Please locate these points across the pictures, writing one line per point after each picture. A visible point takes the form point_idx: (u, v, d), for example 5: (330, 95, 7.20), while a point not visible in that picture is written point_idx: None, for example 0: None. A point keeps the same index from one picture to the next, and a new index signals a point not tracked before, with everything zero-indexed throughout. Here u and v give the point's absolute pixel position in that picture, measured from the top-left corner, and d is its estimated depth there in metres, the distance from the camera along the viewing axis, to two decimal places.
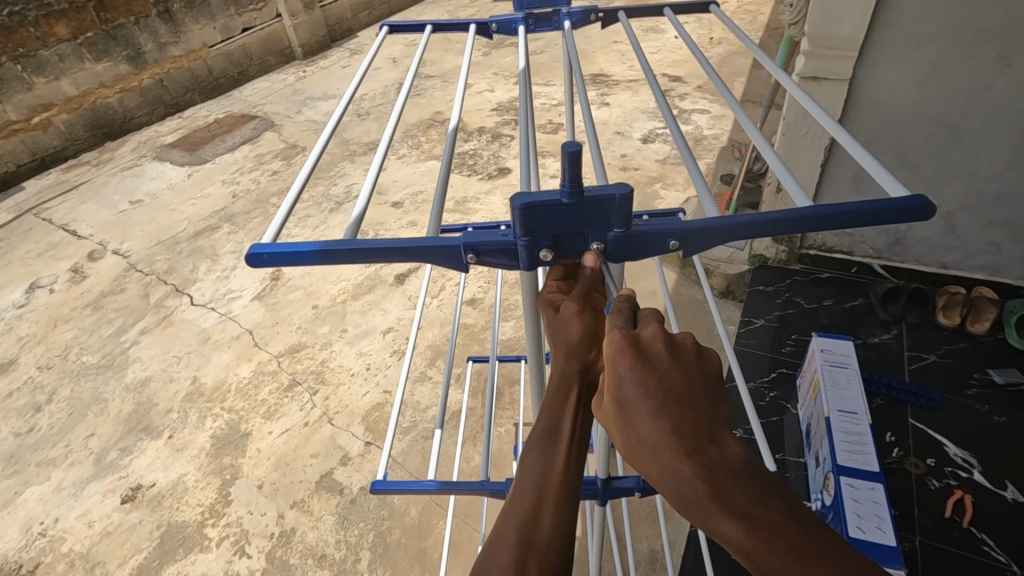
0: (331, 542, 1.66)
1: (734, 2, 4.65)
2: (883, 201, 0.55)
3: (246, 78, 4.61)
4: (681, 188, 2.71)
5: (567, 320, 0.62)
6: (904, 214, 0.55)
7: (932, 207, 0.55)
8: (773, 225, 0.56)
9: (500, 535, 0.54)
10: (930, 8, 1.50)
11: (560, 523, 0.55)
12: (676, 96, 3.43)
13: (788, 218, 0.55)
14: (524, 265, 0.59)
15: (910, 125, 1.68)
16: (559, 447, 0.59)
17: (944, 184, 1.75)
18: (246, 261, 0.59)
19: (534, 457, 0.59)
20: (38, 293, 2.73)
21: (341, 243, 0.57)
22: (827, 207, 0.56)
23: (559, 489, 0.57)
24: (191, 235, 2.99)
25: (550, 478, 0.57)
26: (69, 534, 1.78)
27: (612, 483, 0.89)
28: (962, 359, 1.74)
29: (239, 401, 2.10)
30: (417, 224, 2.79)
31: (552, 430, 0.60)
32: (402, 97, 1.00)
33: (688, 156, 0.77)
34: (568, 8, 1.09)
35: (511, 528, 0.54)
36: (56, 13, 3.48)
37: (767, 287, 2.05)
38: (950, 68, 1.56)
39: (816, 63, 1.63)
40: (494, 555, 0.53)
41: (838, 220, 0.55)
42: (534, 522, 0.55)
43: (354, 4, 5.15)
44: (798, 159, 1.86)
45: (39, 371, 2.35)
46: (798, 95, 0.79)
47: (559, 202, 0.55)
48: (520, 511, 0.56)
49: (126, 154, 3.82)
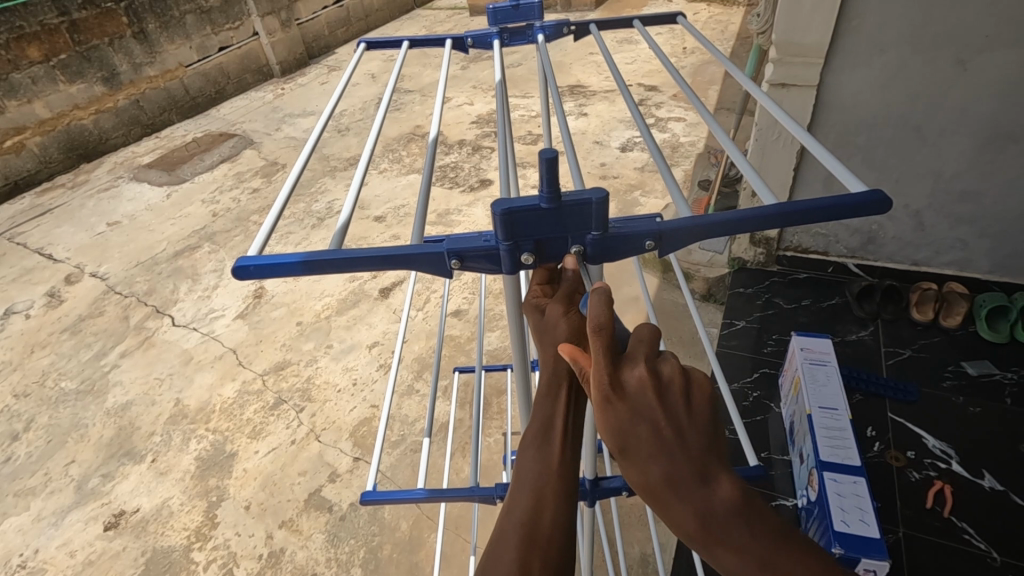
0: (321, 560, 1.64)
1: (706, 12, 4.76)
2: (849, 197, 0.58)
3: (224, 97, 4.60)
4: (660, 195, 2.76)
5: (555, 322, 0.62)
6: (866, 209, 0.58)
7: (888, 202, 0.57)
8: (745, 223, 0.58)
9: (503, 535, 0.56)
10: (890, 15, 1.55)
11: (561, 513, 0.57)
12: (652, 105, 3.49)
13: (760, 216, 0.57)
14: (506, 270, 0.60)
15: (877, 127, 1.74)
16: (553, 446, 0.60)
17: (912, 184, 1.81)
18: (232, 275, 0.60)
19: (531, 458, 0.60)
20: (13, 319, 2.68)
21: (327, 253, 0.58)
22: (792, 203, 0.58)
23: (557, 486, 0.58)
24: (171, 255, 2.95)
25: (547, 477, 0.58)
26: (50, 564, 1.74)
27: (600, 483, 0.90)
28: (936, 353, 1.78)
29: (224, 421, 2.07)
30: (400, 238, 2.79)
31: (545, 428, 0.61)
32: (382, 112, 1.01)
33: (662, 165, 0.79)
34: (541, 22, 1.11)
35: (513, 528, 0.56)
36: (28, 36, 3.45)
37: (747, 289, 2.09)
38: (911, 72, 1.62)
39: (785, 70, 1.69)
40: (499, 552, 0.55)
41: (806, 216, 0.58)
42: (536, 520, 0.56)
43: (331, 21, 5.18)
44: (771, 164, 1.91)
45: (16, 399, 2.29)
46: (766, 102, 0.82)
47: (538, 206, 0.56)
48: (521, 509, 0.57)
49: (102, 176, 3.78)
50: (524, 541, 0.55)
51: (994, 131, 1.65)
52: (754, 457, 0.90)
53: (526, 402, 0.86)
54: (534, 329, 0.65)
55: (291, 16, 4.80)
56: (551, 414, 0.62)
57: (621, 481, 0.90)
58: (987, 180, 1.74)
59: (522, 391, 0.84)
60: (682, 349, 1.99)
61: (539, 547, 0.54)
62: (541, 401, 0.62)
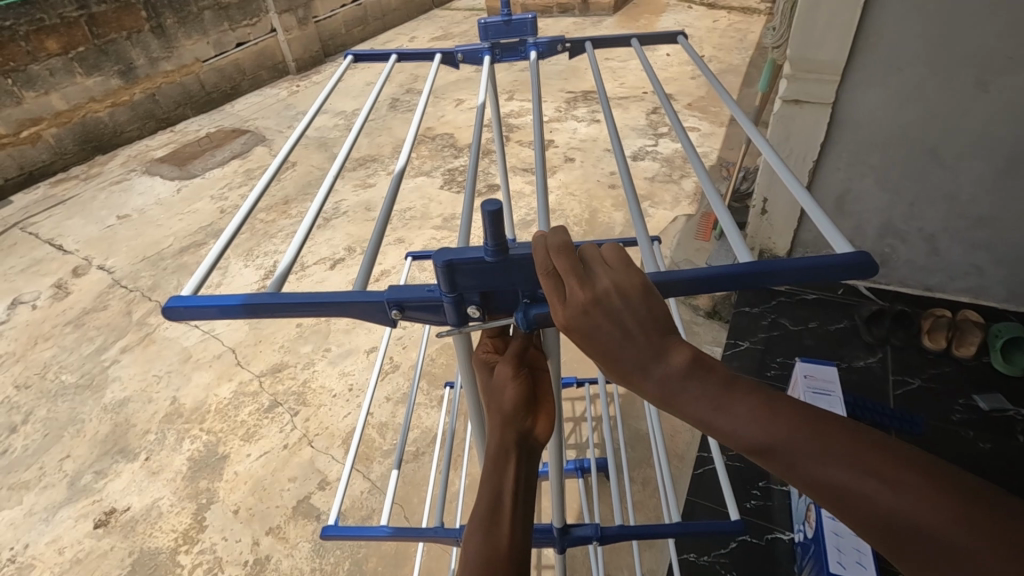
0: (306, 570, 1.62)
1: (725, 20, 4.69)
2: (830, 257, 0.56)
3: (239, 93, 4.62)
4: (668, 206, 2.71)
5: (503, 381, 0.70)
6: (847, 271, 0.55)
7: (874, 264, 0.55)
8: (713, 280, 0.57)
9: None
10: (909, 32, 1.49)
11: (515, 535, 0.65)
12: (666, 113, 3.44)
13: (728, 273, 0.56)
14: (453, 322, 0.63)
15: (891, 148, 1.68)
16: (502, 523, 0.65)
17: (926, 207, 1.75)
18: (165, 313, 0.62)
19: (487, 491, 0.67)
20: (19, 310, 2.70)
21: (266, 297, 0.60)
22: (765, 261, 0.57)
23: (503, 563, 0.63)
24: (177, 251, 2.96)
25: (494, 560, 0.63)
26: (39, 560, 1.74)
27: (568, 532, 0.94)
28: (946, 384, 1.72)
29: (219, 423, 2.07)
30: (404, 240, 2.77)
31: (495, 507, 0.66)
32: (353, 138, 1.03)
33: (636, 203, 0.76)
34: (534, 38, 1.08)
35: None
36: (48, 29, 3.48)
37: (752, 309, 2.03)
38: (929, 92, 1.56)
39: (798, 87, 1.65)
40: None
41: (780, 275, 0.56)
42: None
43: (348, 19, 5.18)
44: (781, 181, 1.86)
45: (17, 390, 2.31)
46: (765, 147, 0.79)
47: (483, 258, 0.58)
48: (477, 540, 0.64)
49: (115, 169, 3.81)
50: None
51: (1016, 155, 1.58)
52: (736, 511, 1.00)
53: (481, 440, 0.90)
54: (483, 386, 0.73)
55: (309, 14, 4.82)
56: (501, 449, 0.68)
57: (592, 530, 0.94)
58: (1005, 206, 1.67)
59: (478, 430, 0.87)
60: None
61: None
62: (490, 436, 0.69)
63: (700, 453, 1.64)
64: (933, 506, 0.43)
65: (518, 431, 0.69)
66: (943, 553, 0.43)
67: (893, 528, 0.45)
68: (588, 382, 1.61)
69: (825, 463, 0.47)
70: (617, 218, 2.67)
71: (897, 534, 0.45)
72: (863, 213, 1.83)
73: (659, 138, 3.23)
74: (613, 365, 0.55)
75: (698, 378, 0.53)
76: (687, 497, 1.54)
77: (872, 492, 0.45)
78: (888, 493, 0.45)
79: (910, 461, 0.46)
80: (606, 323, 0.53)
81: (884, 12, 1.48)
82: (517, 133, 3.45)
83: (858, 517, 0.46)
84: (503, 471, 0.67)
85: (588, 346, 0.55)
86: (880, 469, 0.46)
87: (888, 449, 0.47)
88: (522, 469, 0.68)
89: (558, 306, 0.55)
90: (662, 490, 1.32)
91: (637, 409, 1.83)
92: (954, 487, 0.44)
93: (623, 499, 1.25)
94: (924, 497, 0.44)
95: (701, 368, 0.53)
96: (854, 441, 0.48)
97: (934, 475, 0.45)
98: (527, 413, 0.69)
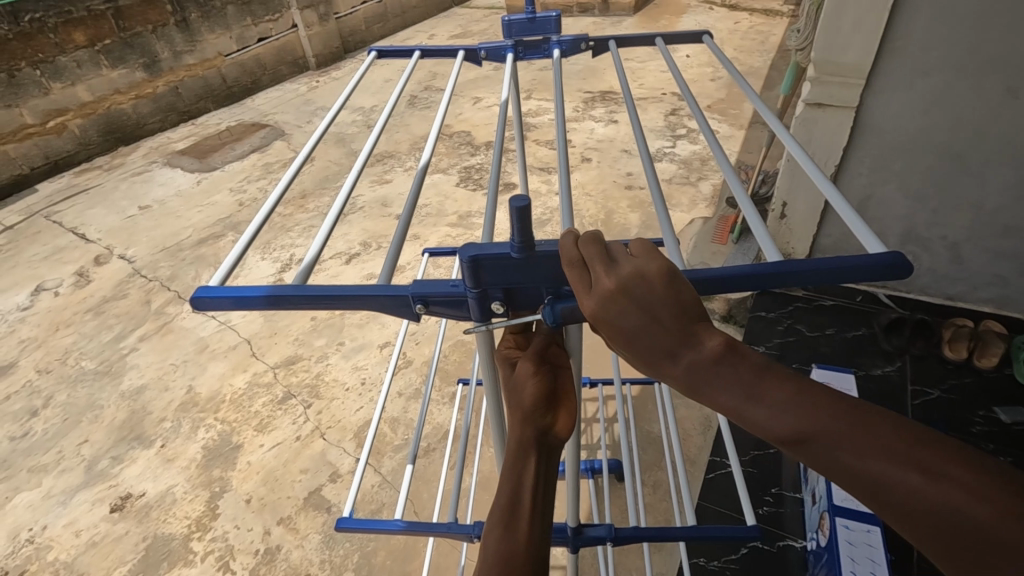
0: (315, 561, 1.63)
1: (747, 22, 4.65)
2: (859, 257, 0.55)
3: (259, 87, 4.67)
4: (686, 208, 2.68)
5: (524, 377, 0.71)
6: (878, 272, 0.55)
7: (907, 266, 0.54)
8: (741, 279, 0.57)
9: None
10: (937, 36, 1.47)
11: (533, 534, 0.65)
12: (684, 115, 3.41)
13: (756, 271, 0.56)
14: (477, 317, 0.63)
15: (915, 154, 1.65)
16: (520, 521, 0.65)
17: (950, 215, 1.72)
18: (191, 303, 0.63)
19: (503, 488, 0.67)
20: (42, 296, 2.76)
21: (291, 289, 0.61)
22: (793, 261, 0.56)
23: (522, 560, 0.63)
24: (195, 242, 3.00)
25: (513, 557, 0.63)
26: (56, 542, 1.78)
27: (582, 532, 0.94)
28: (966, 396, 1.69)
29: (233, 413, 2.09)
30: (420, 237, 2.78)
31: (513, 505, 0.66)
32: (375, 132, 1.03)
33: (659, 202, 0.76)
34: (557, 36, 1.08)
35: None
36: (75, 21, 3.54)
37: (769, 313, 2.01)
38: (956, 98, 1.53)
39: (821, 89, 1.63)
40: None
41: (809, 276, 0.55)
42: None
43: (368, 16, 5.21)
44: (802, 185, 1.84)
45: (38, 374, 2.35)
46: (791, 146, 0.78)
47: (508, 255, 0.58)
48: (495, 539, 0.64)
49: (137, 160, 3.87)
50: None
51: None
52: (751, 516, 0.99)
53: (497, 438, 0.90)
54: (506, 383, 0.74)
55: (330, 10, 4.85)
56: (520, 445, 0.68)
57: (605, 530, 0.93)
58: None
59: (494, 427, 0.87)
60: None
61: None
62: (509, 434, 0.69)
63: (712, 458, 1.63)
64: (978, 496, 0.41)
65: (537, 428, 0.69)
66: (990, 548, 0.40)
67: (936, 525, 0.43)
68: (602, 383, 1.60)
69: (863, 455, 0.46)
70: (633, 219, 2.66)
71: (945, 531, 0.43)
72: (885, 219, 1.80)
73: (677, 139, 3.21)
74: (642, 355, 0.54)
75: (728, 368, 0.52)
76: (699, 501, 1.52)
77: (911, 486, 0.43)
78: (932, 487, 0.43)
79: (955, 456, 0.43)
80: (632, 311, 0.53)
81: (913, 15, 1.46)
82: (535, 132, 3.45)
83: (901, 510, 0.44)
84: (522, 468, 0.67)
85: (615, 334, 0.55)
86: (923, 462, 0.44)
87: (932, 442, 0.44)
88: (543, 466, 0.68)
89: (583, 295, 0.55)
90: (674, 493, 1.31)
91: (650, 412, 1.83)
92: (1002, 480, 0.42)
93: (635, 501, 1.24)
94: (970, 490, 0.42)
95: (732, 358, 0.52)
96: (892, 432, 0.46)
97: (977, 465, 0.43)
98: (548, 410, 0.70)
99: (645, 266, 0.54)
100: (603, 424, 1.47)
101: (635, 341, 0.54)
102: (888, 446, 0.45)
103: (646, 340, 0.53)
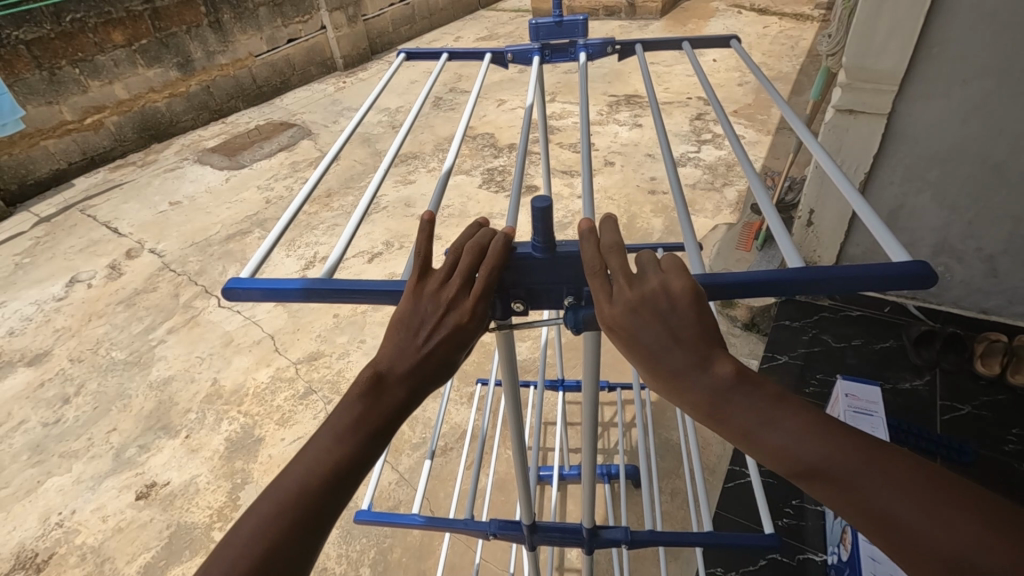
0: (332, 556, 1.65)
1: (776, 27, 4.59)
2: (885, 266, 0.54)
3: (288, 87, 4.76)
4: (709, 215, 2.66)
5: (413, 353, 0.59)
6: (906, 282, 0.54)
7: (935, 276, 0.53)
8: (761, 287, 0.56)
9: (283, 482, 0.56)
10: (977, 42, 1.43)
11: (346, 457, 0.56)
12: (710, 120, 3.38)
13: (775, 280, 0.55)
14: (498, 317, 0.64)
15: (951, 162, 1.61)
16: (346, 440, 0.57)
17: (987, 226, 1.67)
18: (223, 294, 0.64)
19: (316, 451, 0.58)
20: (76, 288, 2.84)
21: (317, 284, 0.62)
22: (817, 268, 0.55)
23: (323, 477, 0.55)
24: (223, 238, 3.07)
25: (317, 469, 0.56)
26: (83, 526, 1.83)
27: (599, 534, 0.93)
28: (999, 413, 1.64)
29: (256, 406, 2.13)
30: (441, 238, 2.80)
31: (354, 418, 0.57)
32: (404, 133, 1.04)
33: (683, 206, 0.75)
34: (585, 40, 1.07)
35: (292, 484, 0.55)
36: (114, 21, 3.65)
37: (793, 322, 1.98)
38: (996, 107, 1.49)
39: (853, 96, 1.60)
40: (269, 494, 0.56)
41: (832, 285, 0.54)
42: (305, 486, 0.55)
43: (396, 18, 5.27)
44: (830, 193, 1.81)
45: (71, 363, 2.43)
46: (819, 153, 0.76)
47: (531, 254, 0.59)
48: (268, 505, 0.54)
49: (169, 157, 3.97)
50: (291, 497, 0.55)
51: None
52: (770, 527, 0.97)
53: (518, 446, 0.88)
54: (392, 344, 0.59)
55: (358, 12, 4.92)
56: (356, 417, 0.57)
57: (621, 533, 0.93)
58: None
59: (515, 433, 0.86)
60: None
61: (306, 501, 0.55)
62: (349, 398, 0.58)
63: (731, 467, 1.61)
64: (985, 537, 0.43)
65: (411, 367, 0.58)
66: None
67: (951, 563, 0.44)
68: (620, 388, 1.59)
69: (877, 488, 0.47)
70: (656, 224, 2.64)
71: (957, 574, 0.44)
72: (917, 229, 1.76)
73: (702, 144, 3.18)
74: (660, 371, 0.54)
75: (745, 392, 0.52)
76: (717, 510, 1.51)
77: (926, 521, 0.45)
78: (942, 526, 0.44)
79: (964, 493, 0.45)
80: (655, 325, 0.53)
81: (953, 18, 1.42)
82: (558, 135, 3.45)
83: (910, 548, 0.45)
84: (339, 440, 0.57)
85: (631, 348, 0.54)
86: (934, 500, 0.45)
87: (945, 479, 0.46)
88: (373, 452, 0.58)
89: (604, 304, 0.55)
90: (692, 500, 1.29)
91: (669, 419, 1.81)
92: (1007, 519, 0.44)
93: (652, 508, 1.23)
94: (980, 531, 0.43)
95: (749, 382, 0.53)
96: (902, 469, 0.47)
97: (981, 502, 0.45)
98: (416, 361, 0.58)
99: (672, 281, 0.55)
100: (621, 428, 1.45)
101: (654, 354, 0.54)
102: (898, 480, 0.47)
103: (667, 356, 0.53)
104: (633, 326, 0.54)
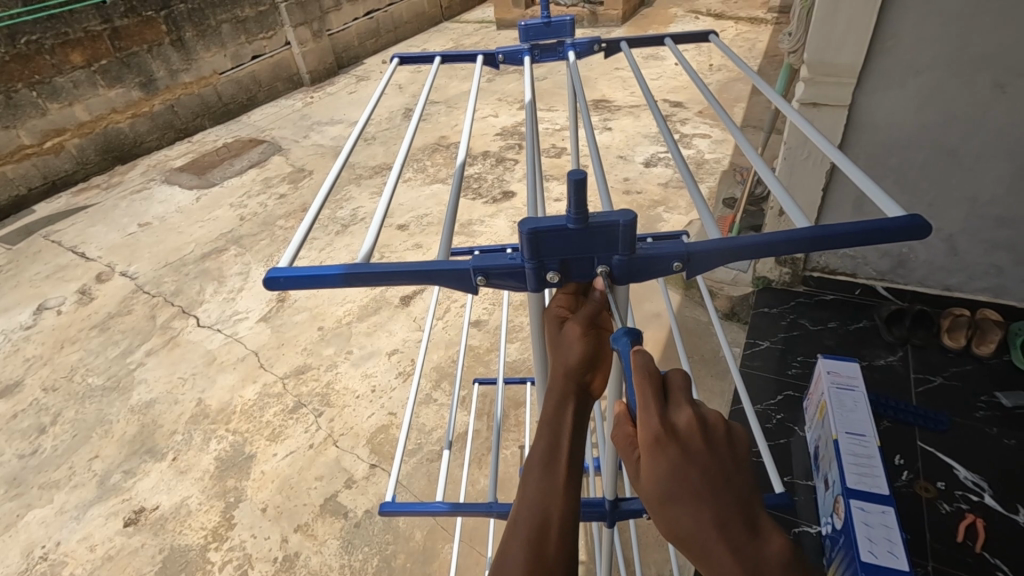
0: (335, 567, 1.64)
1: (732, 31, 4.77)
2: (884, 221, 0.59)
3: (255, 104, 4.70)
4: (685, 211, 2.74)
5: (571, 342, 0.67)
6: (904, 233, 0.58)
7: (928, 227, 0.58)
8: (774, 246, 0.60)
9: (516, 523, 0.60)
10: (928, 37, 1.54)
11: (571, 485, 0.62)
12: (677, 121, 3.49)
13: (788, 239, 0.59)
14: (531, 287, 0.64)
15: (910, 150, 1.71)
16: (559, 470, 0.62)
17: (946, 208, 1.78)
18: (263, 284, 0.65)
19: (538, 479, 0.62)
20: (45, 315, 2.75)
21: (357, 268, 0.63)
22: (829, 226, 0.60)
23: (560, 524, 0.60)
24: (198, 257, 3.02)
25: (550, 504, 0.61)
26: (70, 557, 1.77)
27: (619, 505, 0.93)
28: (967, 382, 1.73)
29: (244, 423, 2.10)
30: (422, 246, 2.82)
31: (552, 453, 0.64)
32: (410, 128, 1.03)
33: (689, 185, 0.79)
34: (572, 39, 1.12)
35: (530, 515, 0.60)
36: (73, 42, 3.58)
37: (772, 308, 2.06)
38: (947, 95, 1.60)
39: (816, 90, 1.68)
40: (513, 534, 0.60)
41: (842, 239, 0.59)
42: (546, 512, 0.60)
43: (361, 32, 5.28)
44: (799, 184, 1.89)
45: (45, 393, 2.35)
46: (807, 132, 0.81)
47: (565, 226, 0.59)
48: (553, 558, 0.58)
49: (136, 177, 3.89)
50: (535, 534, 0.59)
51: None
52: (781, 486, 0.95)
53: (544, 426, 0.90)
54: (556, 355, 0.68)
55: (323, 27, 4.92)
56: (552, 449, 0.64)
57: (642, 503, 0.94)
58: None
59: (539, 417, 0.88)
60: (703, 369, 1.96)
61: (551, 537, 0.59)
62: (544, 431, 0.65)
63: None
64: None
65: (580, 384, 0.66)
66: None
67: None
68: None
69: None
70: None
71: None
72: None
73: None
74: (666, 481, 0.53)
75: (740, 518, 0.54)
76: None
77: None
78: None
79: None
80: (694, 463, 0.53)
81: (904, 13, 1.52)
82: None
83: None
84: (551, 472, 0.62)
85: (653, 460, 0.54)
86: None
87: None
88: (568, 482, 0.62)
89: (649, 413, 0.55)
90: None
91: None
92: None
93: None
94: None
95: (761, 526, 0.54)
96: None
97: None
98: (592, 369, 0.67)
99: (691, 411, 0.56)
100: None
101: (688, 490, 0.53)
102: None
103: (691, 501, 0.53)
104: (650, 437, 0.54)
